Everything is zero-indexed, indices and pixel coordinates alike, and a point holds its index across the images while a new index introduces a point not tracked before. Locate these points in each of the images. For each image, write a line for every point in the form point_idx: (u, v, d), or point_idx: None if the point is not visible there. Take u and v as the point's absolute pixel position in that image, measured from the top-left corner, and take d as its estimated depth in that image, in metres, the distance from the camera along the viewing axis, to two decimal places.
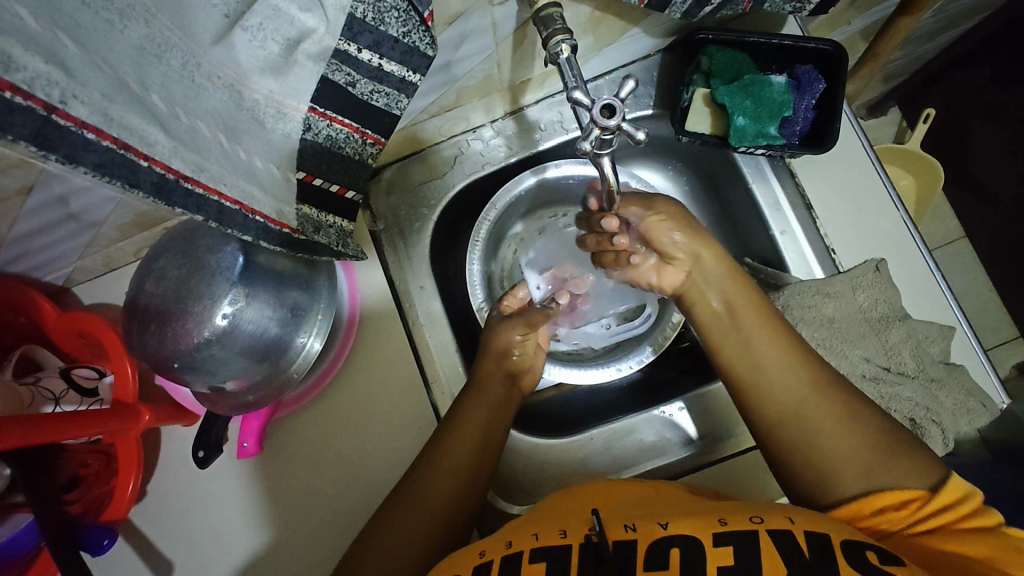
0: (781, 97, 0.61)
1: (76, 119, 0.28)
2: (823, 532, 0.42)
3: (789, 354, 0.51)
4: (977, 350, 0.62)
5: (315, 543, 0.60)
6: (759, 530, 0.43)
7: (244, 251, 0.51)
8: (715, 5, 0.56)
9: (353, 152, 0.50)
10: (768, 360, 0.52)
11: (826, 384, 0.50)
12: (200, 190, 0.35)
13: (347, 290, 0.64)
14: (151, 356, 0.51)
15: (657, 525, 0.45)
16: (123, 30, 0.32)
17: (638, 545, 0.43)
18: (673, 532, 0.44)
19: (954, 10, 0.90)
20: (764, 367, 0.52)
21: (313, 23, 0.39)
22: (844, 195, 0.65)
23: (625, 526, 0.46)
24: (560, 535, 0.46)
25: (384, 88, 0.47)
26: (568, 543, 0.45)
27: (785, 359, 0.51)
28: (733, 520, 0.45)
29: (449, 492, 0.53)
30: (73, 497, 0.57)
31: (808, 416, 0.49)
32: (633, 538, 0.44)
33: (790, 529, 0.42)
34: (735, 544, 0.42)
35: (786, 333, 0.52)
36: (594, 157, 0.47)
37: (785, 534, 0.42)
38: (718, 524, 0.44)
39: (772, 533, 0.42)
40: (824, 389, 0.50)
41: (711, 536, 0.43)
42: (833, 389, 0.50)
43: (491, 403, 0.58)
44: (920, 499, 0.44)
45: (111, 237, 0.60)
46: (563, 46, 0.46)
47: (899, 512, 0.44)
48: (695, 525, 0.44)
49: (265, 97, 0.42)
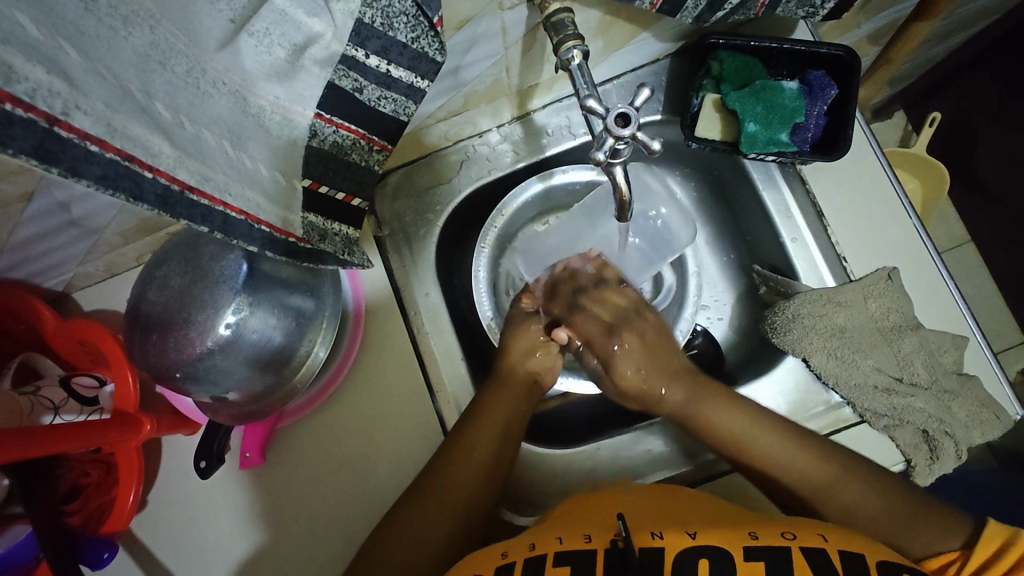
0: (793, 103, 0.60)
1: (79, 130, 0.27)
2: (858, 552, 0.42)
3: (778, 435, 0.52)
4: (990, 360, 0.61)
5: (319, 544, 0.59)
6: (792, 546, 0.42)
7: (248, 259, 0.50)
8: (727, 9, 0.55)
9: (359, 159, 0.50)
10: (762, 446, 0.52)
11: (825, 456, 0.51)
12: (205, 201, 0.34)
13: (352, 292, 0.63)
14: (154, 366, 0.50)
15: (685, 533, 0.44)
16: (127, 38, 0.31)
17: (666, 553, 0.42)
18: (701, 543, 0.43)
19: (964, 13, 0.89)
20: (768, 472, 0.52)
21: (320, 27, 0.39)
22: (856, 202, 0.64)
23: (653, 531, 0.45)
24: (585, 540, 0.45)
25: (391, 94, 0.46)
26: (593, 549, 0.44)
27: (777, 451, 0.52)
28: (765, 534, 0.44)
29: (459, 496, 0.52)
30: (73, 508, 0.56)
31: (829, 507, 0.50)
32: (661, 546, 0.43)
33: (824, 548, 0.42)
34: (769, 562, 0.41)
35: (771, 430, 0.53)
36: (606, 167, 0.46)
37: (818, 551, 0.42)
38: (750, 538, 0.43)
39: (806, 550, 0.42)
40: (827, 464, 0.51)
41: (743, 549, 0.42)
42: (845, 470, 0.51)
43: (513, 398, 0.57)
44: (958, 560, 0.47)
45: (112, 243, 0.59)
46: (575, 52, 0.45)
47: (948, 573, 0.47)
48: (726, 537, 0.43)
49: (270, 103, 0.41)
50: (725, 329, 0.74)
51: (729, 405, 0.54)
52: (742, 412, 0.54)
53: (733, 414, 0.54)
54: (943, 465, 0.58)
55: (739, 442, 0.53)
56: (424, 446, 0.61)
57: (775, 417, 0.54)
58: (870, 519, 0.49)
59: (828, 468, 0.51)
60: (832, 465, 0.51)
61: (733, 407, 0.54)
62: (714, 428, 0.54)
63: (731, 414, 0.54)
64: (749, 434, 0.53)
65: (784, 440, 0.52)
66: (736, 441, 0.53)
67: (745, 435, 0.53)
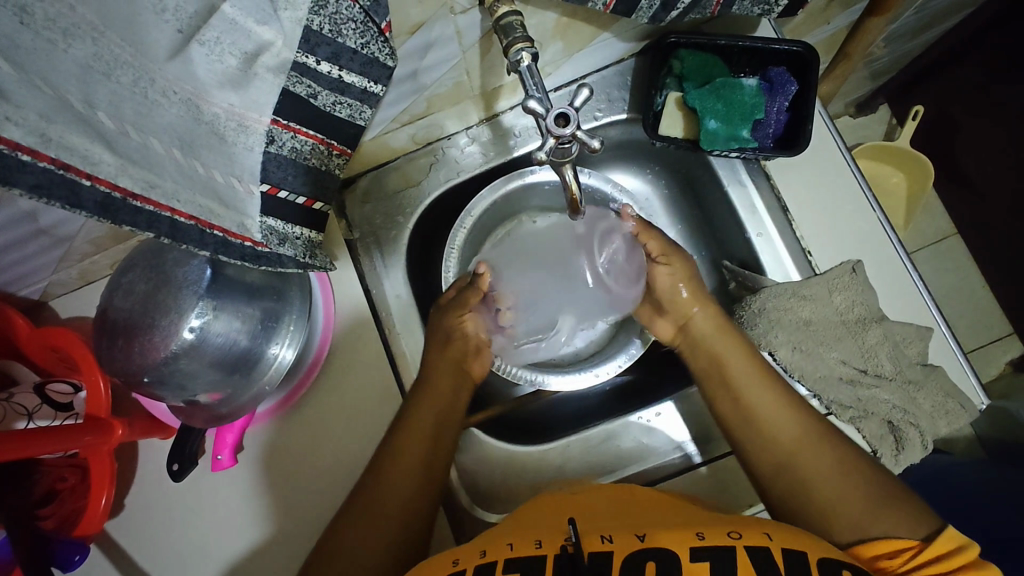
0: (752, 99, 0.61)
1: (8, 141, 0.28)
2: (800, 549, 0.42)
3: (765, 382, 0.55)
4: (956, 351, 0.61)
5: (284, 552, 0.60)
6: (735, 547, 0.42)
7: (212, 265, 0.51)
8: (682, 9, 0.55)
9: (320, 164, 0.52)
10: (748, 386, 0.55)
11: (806, 413, 0.53)
12: (150, 207, 0.35)
13: (322, 302, 0.62)
14: (121, 371, 0.51)
15: (635, 537, 0.44)
16: (66, 50, 0.32)
17: (615, 556, 0.43)
18: (651, 545, 0.43)
19: (937, 6, 0.90)
20: (749, 416, 0.54)
21: (269, 35, 0.41)
22: (819, 199, 0.64)
23: (601, 535, 0.45)
24: (535, 545, 0.45)
25: (346, 99, 0.49)
26: (542, 553, 0.44)
27: (761, 397, 0.54)
28: (711, 534, 0.44)
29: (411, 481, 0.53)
30: (47, 512, 0.56)
31: (794, 459, 0.51)
32: (610, 549, 0.43)
33: (768, 546, 0.42)
34: (712, 561, 0.41)
35: (763, 376, 0.55)
36: (557, 165, 0.48)
37: (760, 550, 0.42)
38: (696, 538, 0.44)
39: (750, 550, 0.42)
40: (806, 415, 0.53)
41: (688, 551, 0.42)
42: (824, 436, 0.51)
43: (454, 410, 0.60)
44: (912, 548, 0.44)
45: (84, 251, 0.60)
46: (524, 54, 0.46)
47: (894, 560, 0.44)
48: (674, 538, 0.44)
49: (225, 110, 0.41)
50: None
51: (740, 346, 0.57)
52: (748, 358, 0.56)
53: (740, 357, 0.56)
54: (910, 454, 0.58)
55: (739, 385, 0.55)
56: None
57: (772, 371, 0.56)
58: (836, 483, 0.49)
59: (809, 424, 0.52)
60: (818, 430, 0.52)
61: (739, 351, 0.57)
62: (722, 365, 0.57)
63: (740, 355, 0.57)
64: (747, 373, 0.55)
65: (772, 388, 0.54)
66: (735, 379, 0.55)
67: (744, 379, 0.55)
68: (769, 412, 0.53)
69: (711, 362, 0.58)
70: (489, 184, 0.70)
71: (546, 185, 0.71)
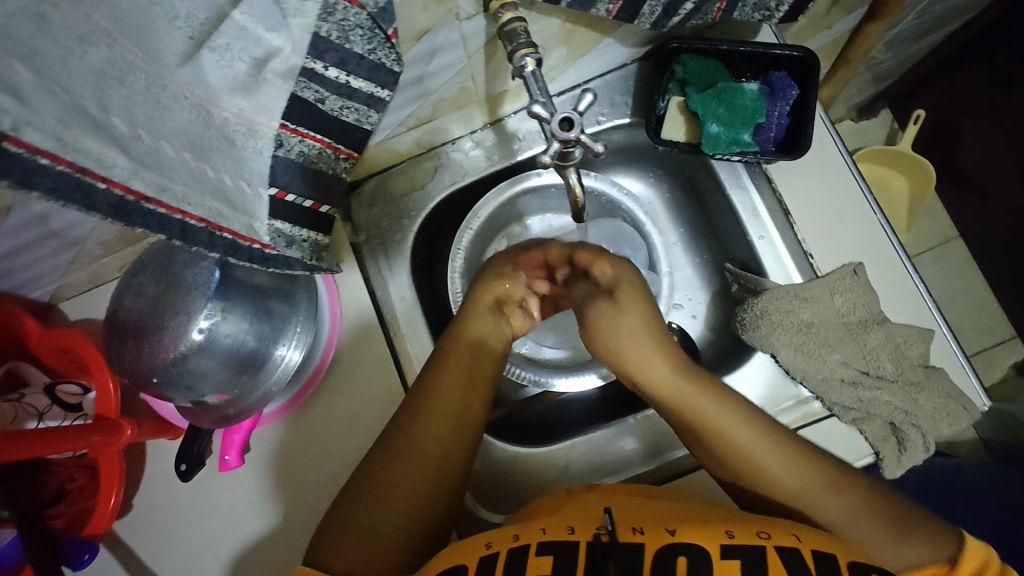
0: (754, 104, 0.62)
1: (28, 145, 0.29)
2: (830, 551, 0.43)
3: (734, 415, 0.50)
4: (958, 353, 0.61)
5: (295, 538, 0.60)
6: (766, 545, 0.43)
7: (221, 267, 0.52)
8: (683, 14, 0.56)
9: (327, 167, 0.52)
10: (721, 425, 0.50)
11: (783, 433, 0.50)
12: (162, 210, 0.36)
13: (328, 300, 0.63)
14: (131, 371, 0.52)
15: (665, 531, 0.45)
16: (83, 56, 0.32)
17: (647, 550, 0.44)
18: (680, 540, 0.44)
19: (938, 11, 0.91)
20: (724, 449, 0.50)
21: (279, 42, 0.41)
22: (821, 201, 0.65)
23: (634, 528, 0.46)
24: (568, 531, 0.46)
25: (353, 103, 0.49)
26: (575, 539, 0.45)
27: (735, 431, 0.50)
28: (740, 532, 0.44)
29: (411, 484, 0.50)
30: (56, 512, 0.57)
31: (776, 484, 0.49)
32: (642, 541, 0.44)
33: (797, 547, 0.43)
34: (743, 561, 0.42)
35: (733, 408, 0.50)
36: (560, 169, 0.48)
37: (794, 553, 0.42)
38: (725, 536, 0.44)
39: (780, 550, 0.43)
40: (784, 435, 0.50)
41: (719, 548, 0.43)
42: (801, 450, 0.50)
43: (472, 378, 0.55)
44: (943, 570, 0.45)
45: (94, 253, 0.61)
46: (528, 60, 0.47)
47: None
48: (702, 534, 0.44)
49: (235, 115, 0.42)
50: (700, 327, 0.75)
51: (707, 390, 0.51)
52: (717, 392, 0.51)
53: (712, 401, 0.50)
54: (913, 454, 0.59)
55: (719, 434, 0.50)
56: None
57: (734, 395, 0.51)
58: (837, 499, 0.48)
59: (789, 446, 0.50)
60: (797, 446, 0.50)
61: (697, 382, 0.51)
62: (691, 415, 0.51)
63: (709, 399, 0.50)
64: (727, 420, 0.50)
65: (746, 419, 0.50)
66: (710, 425, 0.50)
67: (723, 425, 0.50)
68: (756, 451, 0.49)
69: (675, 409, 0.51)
70: (495, 186, 0.71)
71: (551, 188, 0.72)
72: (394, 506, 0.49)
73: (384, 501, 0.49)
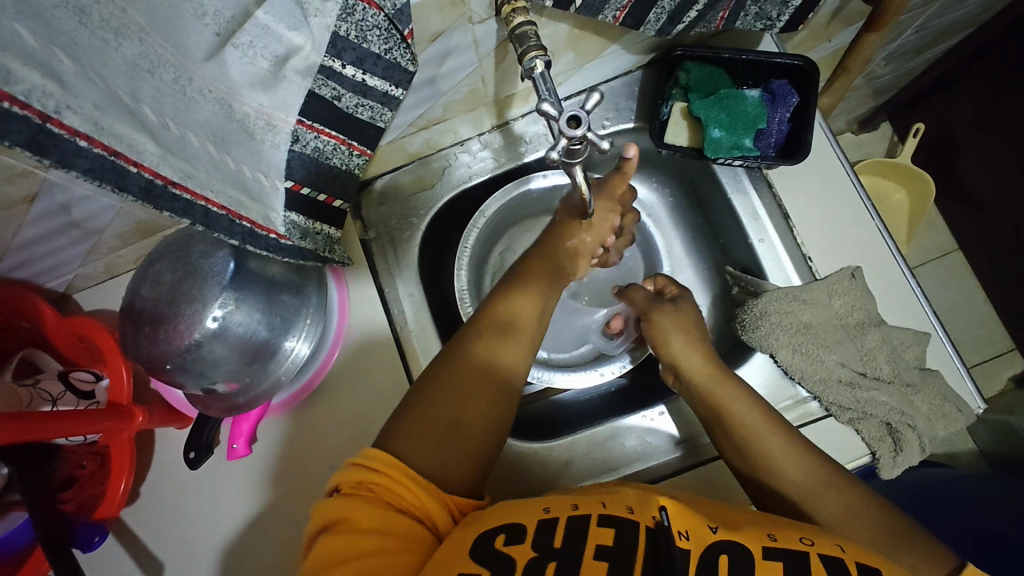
0: (755, 109, 0.63)
1: (70, 128, 0.30)
2: (875, 565, 0.43)
3: (726, 385, 0.58)
4: (954, 356, 0.63)
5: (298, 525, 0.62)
6: (808, 552, 0.43)
7: (235, 257, 0.54)
8: (688, 22, 0.58)
9: (340, 163, 0.54)
10: (719, 391, 0.58)
11: (772, 416, 0.56)
12: (188, 195, 0.37)
13: (337, 303, 0.65)
14: (146, 358, 0.53)
15: (707, 529, 0.45)
16: (118, 48, 0.34)
17: (691, 553, 0.43)
18: (722, 538, 0.44)
19: (936, 27, 0.93)
20: (723, 417, 0.57)
21: (299, 40, 0.44)
22: (821, 206, 0.66)
23: (681, 528, 0.45)
24: (628, 510, 0.45)
25: (368, 101, 0.51)
26: (636, 521, 0.44)
27: (736, 400, 0.57)
28: (783, 537, 0.45)
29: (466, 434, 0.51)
30: (67, 496, 0.59)
31: (768, 456, 0.54)
32: (687, 546, 0.43)
33: (841, 557, 0.43)
34: (786, 563, 0.43)
35: (731, 381, 0.59)
36: (566, 166, 0.49)
37: (836, 559, 0.43)
38: (768, 540, 0.45)
39: (824, 558, 0.43)
40: (772, 418, 0.56)
41: (762, 549, 0.43)
42: (783, 433, 0.55)
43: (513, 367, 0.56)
44: None
45: (111, 245, 0.62)
46: (537, 61, 0.48)
47: None
48: (744, 535, 0.45)
49: (255, 110, 0.44)
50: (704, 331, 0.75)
51: (740, 391, 0.58)
52: (714, 365, 0.60)
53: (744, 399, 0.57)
54: (908, 456, 0.59)
55: (745, 425, 0.56)
56: None
57: (736, 377, 0.60)
58: (835, 496, 0.51)
59: (773, 423, 0.55)
60: (783, 428, 0.55)
61: (696, 352, 0.61)
62: (721, 409, 0.57)
63: (740, 397, 0.57)
64: (755, 417, 0.56)
65: (739, 391, 0.58)
66: (713, 390, 0.58)
67: (747, 420, 0.56)
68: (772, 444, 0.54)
69: (709, 406, 0.58)
70: (501, 187, 0.73)
71: (558, 189, 0.74)
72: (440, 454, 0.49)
73: (448, 432, 0.50)
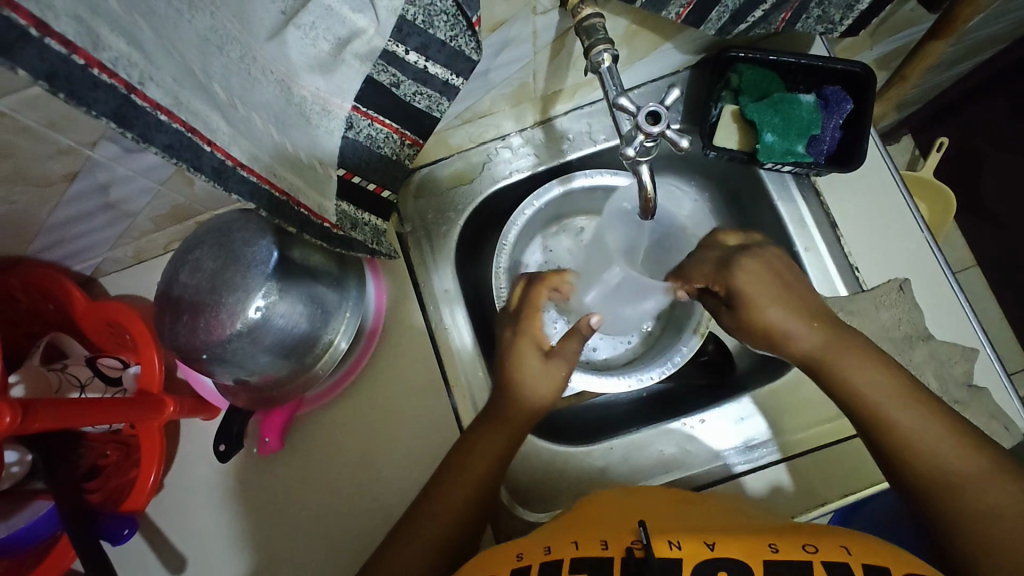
0: (810, 115, 0.62)
1: (152, 100, 0.30)
2: (882, 565, 0.41)
3: (855, 355, 0.49)
4: (1000, 373, 0.62)
5: (332, 543, 0.59)
6: (813, 562, 0.41)
7: (278, 246, 0.52)
8: (750, 22, 0.57)
9: (391, 152, 0.49)
10: (846, 366, 0.49)
11: (919, 396, 0.47)
12: (254, 178, 0.38)
13: (374, 303, 0.65)
14: (181, 346, 0.51)
15: (703, 544, 0.42)
16: (190, 21, 0.34)
17: (684, 565, 0.41)
18: (721, 555, 0.41)
19: (973, 40, 0.92)
20: (851, 394, 0.48)
21: (363, 23, 0.39)
22: (867, 216, 0.66)
23: (670, 540, 0.43)
24: (601, 546, 0.43)
25: (427, 90, 0.45)
26: (609, 556, 0.42)
27: (864, 376, 0.48)
28: (785, 546, 0.42)
29: (461, 492, 0.52)
30: (94, 486, 0.57)
31: (909, 445, 0.46)
32: (679, 556, 0.41)
33: (847, 562, 0.41)
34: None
35: (857, 352, 0.49)
36: (632, 164, 0.48)
37: (841, 566, 0.41)
38: (769, 550, 0.41)
39: (829, 566, 0.41)
40: (918, 399, 0.47)
41: (762, 563, 0.40)
42: (934, 414, 0.47)
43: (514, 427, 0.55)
44: None
45: (144, 229, 0.60)
46: (605, 55, 0.47)
47: None
48: (743, 547, 0.42)
49: (312, 94, 0.42)
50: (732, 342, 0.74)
51: (865, 361, 0.49)
52: (825, 333, 0.50)
53: (870, 371, 0.48)
54: None
55: (868, 404, 0.48)
56: (442, 439, 0.61)
57: (867, 345, 0.50)
58: (990, 490, 0.43)
59: (920, 411, 0.47)
60: (931, 408, 0.47)
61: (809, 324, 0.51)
62: (843, 383, 0.49)
63: (870, 373, 0.48)
64: (884, 395, 0.47)
65: (873, 366, 0.48)
66: (835, 370, 0.49)
67: (880, 397, 0.47)
68: (908, 425, 0.46)
69: (823, 377, 0.50)
70: (539, 186, 0.71)
71: (598, 191, 0.71)
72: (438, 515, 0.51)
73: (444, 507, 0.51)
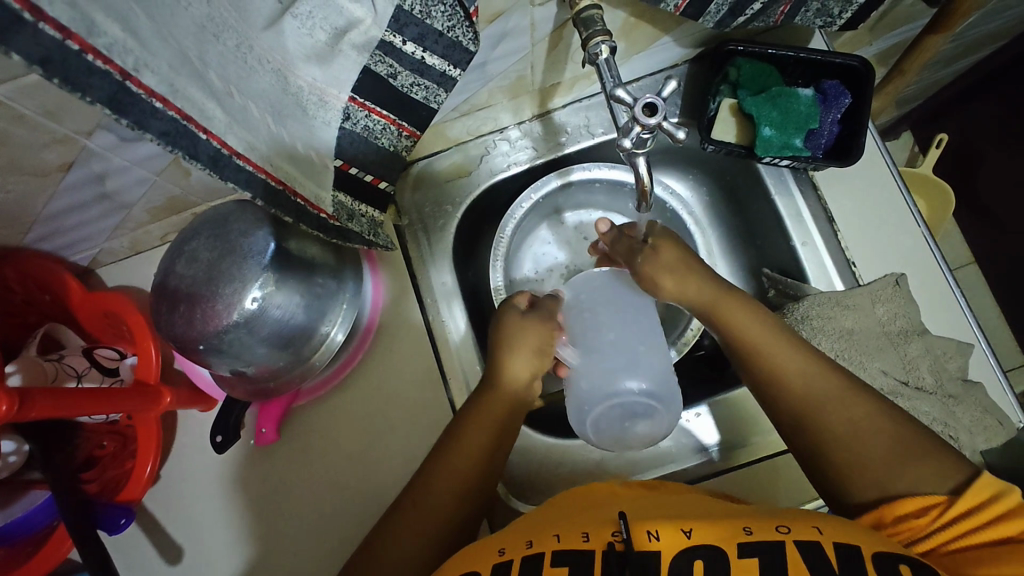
0: (807, 109, 0.62)
1: (147, 87, 0.30)
2: (852, 543, 0.41)
3: (733, 301, 0.54)
4: (995, 367, 0.62)
5: (326, 534, 0.60)
6: (785, 541, 0.41)
7: (275, 238, 0.52)
8: (748, 15, 0.57)
9: (388, 144, 0.49)
10: (728, 313, 0.53)
11: (789, 337, 0.52)
12: (250, 167, 0.38)
13: (371, 298, 0.64)
14: (178, 338, 0.51)
15: (679, 531, 0.42)
16: (187, 8, 0.34)
17: (662, 557, 0.41)
18: (695, 542, 0.41)
19: (973, 36, 0.92)
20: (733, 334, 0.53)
21: (360, 13, 0.39)
22: (864, 212, 0.66)
23: (650, 530, 0.43)
24: (582, 539, 0.43)
25: (424, 81, 0.45)
26: (590, 549, 0.42)
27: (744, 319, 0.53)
28: (759, 528, 0.42)
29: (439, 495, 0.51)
30: (90, 476, 0.57)
31: (780, 377, 0.51)
32: (657, 549, 0.41)
33: (818, 541, 0.41)
34: (762, 559, 0.40)
35: (734, 299, 0.54)
36: (628, 155, 0.48)
37: (813, 545, 0.40)
38: (743, 534, 0.42)
39: (802, 545, 0.40)
40: (789, 339, 0.52)
41: (735, 547, 0.41)
42: (806, 355, 0.51)
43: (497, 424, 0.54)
44: (942, 504, 0.42)
45: (139, 220, 0.60)
46: (603, 46, 0.47)
47: (920, 520, 0.42)
48: (717, 532, 0.42)
49: (309, 84, 0.42)
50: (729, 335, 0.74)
51: (747, 308, 0.53)
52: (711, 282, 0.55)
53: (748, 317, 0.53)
54: None
55: (746, 343, 0.52)
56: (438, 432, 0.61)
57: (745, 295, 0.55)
58: (848, 410, 0.48)
59: (794, 350, 0.51)
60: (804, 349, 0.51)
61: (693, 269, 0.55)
62: (726, 327, 0.53)
63: (750, 315, 0.53)
64: (759, 334, 0.52)
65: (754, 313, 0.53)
66: (720, 313, 0.54)
67: (758, 336, 0.52)
68: (785, 364, 0.51)
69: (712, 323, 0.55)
70: (537, 179, 0.71)
71: (596, 184, 0.72)
72: (420, 515, 0.51)
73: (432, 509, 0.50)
